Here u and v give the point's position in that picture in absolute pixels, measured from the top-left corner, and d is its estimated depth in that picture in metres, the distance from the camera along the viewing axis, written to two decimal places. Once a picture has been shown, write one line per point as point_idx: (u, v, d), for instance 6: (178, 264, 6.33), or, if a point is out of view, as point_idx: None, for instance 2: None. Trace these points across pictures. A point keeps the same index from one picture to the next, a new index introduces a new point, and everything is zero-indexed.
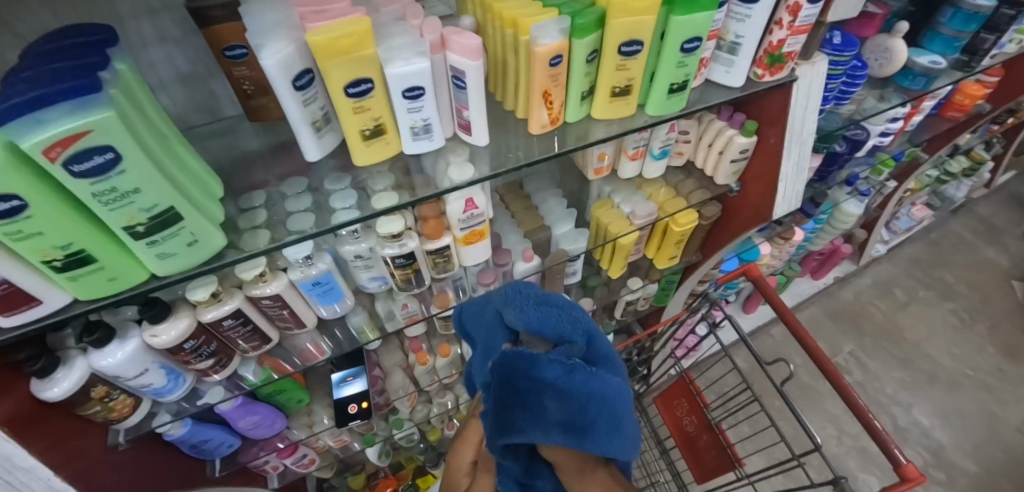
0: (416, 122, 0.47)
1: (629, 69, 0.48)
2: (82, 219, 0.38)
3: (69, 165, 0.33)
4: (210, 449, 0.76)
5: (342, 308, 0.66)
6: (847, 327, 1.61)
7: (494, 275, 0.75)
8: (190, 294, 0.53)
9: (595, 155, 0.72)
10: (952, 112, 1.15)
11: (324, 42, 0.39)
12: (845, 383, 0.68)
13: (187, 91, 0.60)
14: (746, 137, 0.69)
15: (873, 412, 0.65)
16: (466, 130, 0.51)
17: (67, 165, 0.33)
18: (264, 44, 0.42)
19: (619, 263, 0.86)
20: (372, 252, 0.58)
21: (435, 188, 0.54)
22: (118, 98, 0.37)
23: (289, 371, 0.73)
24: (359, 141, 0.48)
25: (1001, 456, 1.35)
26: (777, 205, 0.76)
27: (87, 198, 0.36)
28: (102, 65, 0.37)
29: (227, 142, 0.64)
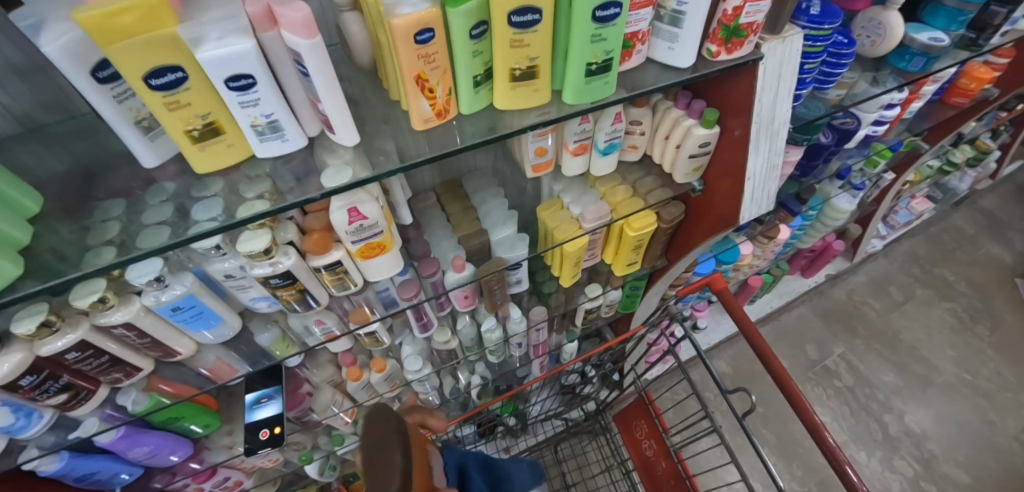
0: (255, 119, 0.38)
1: (529, 45, 0.38)
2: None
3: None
4: (105, 481, 0.67)
5: (228, 332, 0.58)
6: (838, 328, 1.51)
7: (417, 288, 0.66)
8: (13, 328, 0.43)
9: (530, 149, 0.61)
10: (956, 97, 1.03)
11: (93, 20, 0.29)
12: (802, 401, 0.58)
13: (26, 86, 0.48)
14: (706, 128, 0.59)
15: (833, 439, 0.56)
16: (329, 127, 0.42)
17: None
18: (39, 25, 0.32)
19: (569, 270, 0.76)
20: (243, 271, 0.49)
21: (306, 193, 0.44)
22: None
23: (192, 394, 0.64)
24: (189, 144, 0.39)
25: (997, 468, 1.27)
26: (744, 207, 0.65)
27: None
28: None
29: (91, 144, 0.53)
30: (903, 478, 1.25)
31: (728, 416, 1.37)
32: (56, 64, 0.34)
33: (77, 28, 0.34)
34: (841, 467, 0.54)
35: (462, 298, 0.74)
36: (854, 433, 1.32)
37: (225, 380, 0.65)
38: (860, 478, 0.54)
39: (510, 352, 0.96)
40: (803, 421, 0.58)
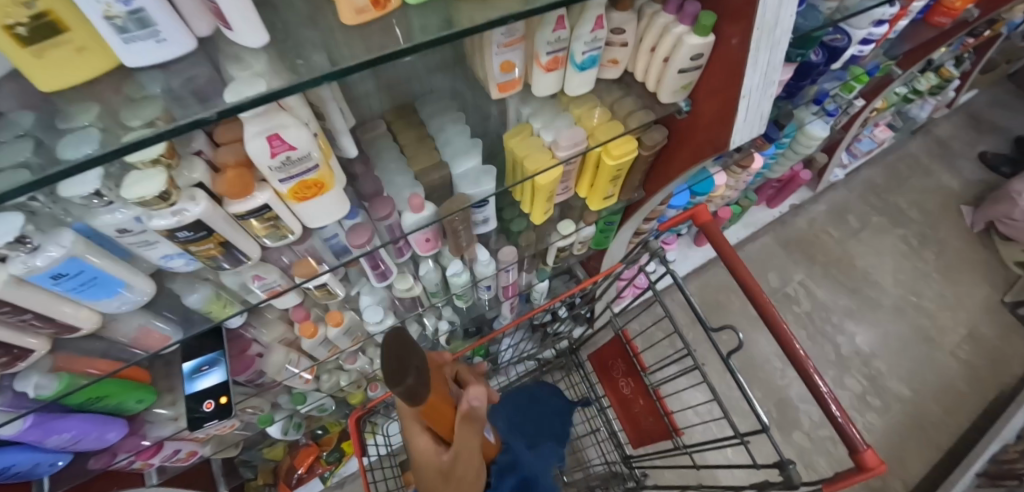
0: (110, 7, 0.26)
1: None
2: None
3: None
4: (24, 473, 0.59)
5: (142, 297, 0.48)
6: (799, 256, 1.55)
7: (370, 233, 0.57)
8: None
9: (495, 63, 0.51)
10: (939, 17, 0.98)
11: None
12: (788, 335, 0.56)
13: None
14: (700, 37, 0.50)
15: (803, 350, 0.56)
16: (222, 22, 0.31)
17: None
18: None
19: (541, 206, 0.69)
20: (141, 224, 0.39)
21: (205, 112, 0.32)
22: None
23: (116, 369, 0.55)
24: (19, 47, 0.27)
25: (933, 380, 1.38)
26: (735, 132, 0.58)
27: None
28: None
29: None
30: (852, 394, 1.35)
31: (704, 343, 1.41)
32: None
33: None
34: (825, 401, 0.53)
35: (423, 242, 0.66)
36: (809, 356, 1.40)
37: (159, 348, 0.56)
38: (828, 388, 0.53)
39: (478, 295, 0.90)
40: (789, 356, 0.56)
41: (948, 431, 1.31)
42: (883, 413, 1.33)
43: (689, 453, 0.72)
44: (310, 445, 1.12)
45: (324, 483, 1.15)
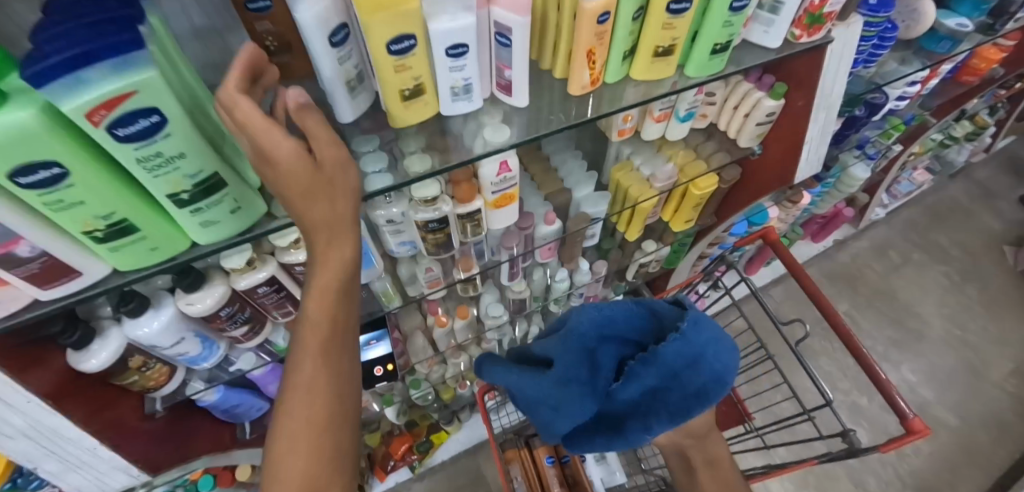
0: (457, 82, 0.46)
1: (676, 28, 0.46)
2: (122, 186, 0.36)
3: (14, 177, 0.30)
4: (241, 413, 0.77)
5: (372, 273, 0.66)
6: (843, 288, 1.66)
7: (517, 239, 0.75)
8: (226, 262, 0.52)
9: (619, 117, 0.71)
10: (967, 76, 1.13)
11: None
12: (850, 336, 0.70)
13: None
14: (774, 100, 0.69)
15: (863, 346, 0.69)
16: (506, 92, 0.49)
17: (111, 129, 0.30)
18: None
19: (637, 225, 0.88)
20: (403, 217, 0.58)
21: (468, 153, 0.53)
22: (151, 38, 0.32)
23: None
24: (399, 102, 0.46)
25: (980, 410, 1.44)
26: (799, 167, 0.76)
27: (130, 164, 0.33)
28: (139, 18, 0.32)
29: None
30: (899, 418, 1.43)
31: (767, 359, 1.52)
32: (306, 29, 0.39)
33: None
34: (883, 384, 0.67)
35: (546, 250, 0.84)
36: (857, 381, 1.49)
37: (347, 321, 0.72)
38: (885, 375, 0.67)
39: (570, 302, 1.07)
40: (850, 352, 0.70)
41: (997, 459, 1.36)
42: (931, 439, 1.39)
43: (760, 437, 0.85)
44: (405, 434, 1.28)
45: (413, 471, 1.29)
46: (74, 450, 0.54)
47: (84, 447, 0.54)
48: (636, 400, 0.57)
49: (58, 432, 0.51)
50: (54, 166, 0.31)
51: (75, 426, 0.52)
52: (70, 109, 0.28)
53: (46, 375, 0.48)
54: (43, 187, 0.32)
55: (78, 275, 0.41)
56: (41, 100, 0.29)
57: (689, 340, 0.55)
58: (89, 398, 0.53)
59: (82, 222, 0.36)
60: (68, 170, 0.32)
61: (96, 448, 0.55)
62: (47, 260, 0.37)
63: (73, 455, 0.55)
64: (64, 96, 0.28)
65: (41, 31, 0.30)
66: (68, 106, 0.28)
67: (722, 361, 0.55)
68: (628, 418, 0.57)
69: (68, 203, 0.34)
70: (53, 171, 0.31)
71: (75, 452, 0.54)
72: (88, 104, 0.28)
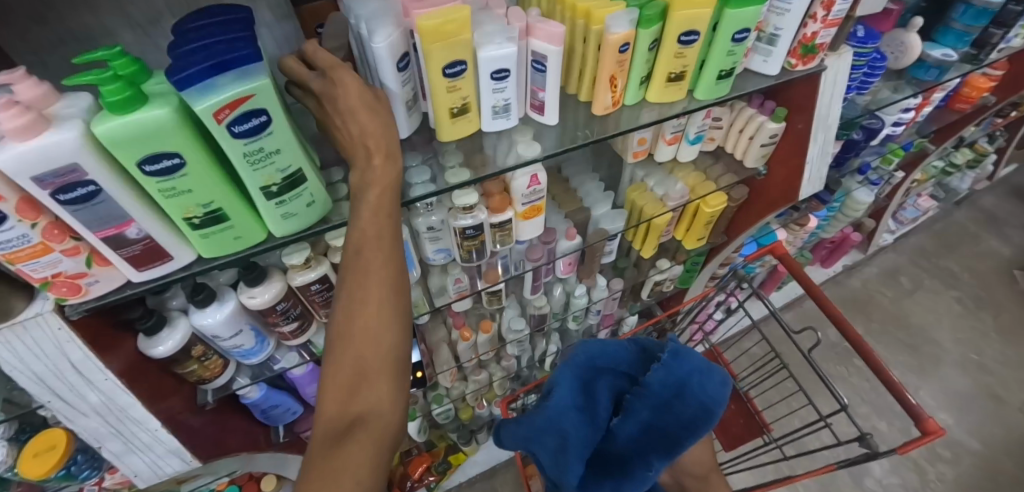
0: (497, 101, 0.53)
1: (686, 56, 0.53)
2: (223, 179, 0.44)
3: (144, 164, 0.39)
4: (277, 416, 0.81)
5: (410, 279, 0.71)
6: (855, 313, 1.67)
7: (541, 252, 0.80)
8: (286, 260, 0.58)
9: (635, 140, 0.78)
10: (960, 104, 1.19)
11: (430, 26, 0.44)
12: (864, 346, 0.74)
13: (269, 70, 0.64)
14: (776, 123, 0.75)
15: (876, 354, 0.73)
16: (539, 111, 0.56)
17: (229, 126, 0.39)
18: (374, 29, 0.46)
19: (651, 242, 0.92)
20: (443, 224, 0.64)
21: (503, 165, 0.59)
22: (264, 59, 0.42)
23: None
24: (447, 118, 0.52)
25: (1002, 435, 1.42)
26: (803, 187, 0.82)
27: (236, 157, 0.41)
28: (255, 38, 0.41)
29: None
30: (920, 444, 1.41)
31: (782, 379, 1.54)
32: (378, 57, 0.48)
33: (392, 30, 0.47)
34: (899, 391, 0.70)
35: (566, 264, 0.89)
36: (875, 405, 1.48)
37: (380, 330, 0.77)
38: (900, 380, 0.70)
39: (587, 320, 1.10)
40: (865, 361, 0.73)
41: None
42: (954, 465, 1.37)
43: (778, 448, 0.86)
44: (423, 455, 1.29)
45: None
46: (137, 430, 0.59)
47: (147, 429, 0.59)
48: (635, 437, 0.60)
49: (126, 411, 0.56)
50: (177, 156, 0.39)
51: (141, 407, 0.57)
52: (205, 107, 0.37)
53: (121, 358, 0.55)
54: (164, 175, 0.40)
55: (169, 258, 0.48)
56: (183, 105, 0.39)
57: (668, 371, 0.60)
58: (152, 382, 0.59)
59: (186, 208, 0.44)
60: (184, 161, 0.40)
61: (158, 430, 0.60)
62: (151, 241, 0.45)
63: (135, 435, 0.59)
64: (203, 98, 0.37)
65: (180, 47, 0.39)
66: (205, 105, 0.37)
67: (700, 388, 0.59)
68: (631, 459, 0.59)
69: (180, 190, 0.42)
70: (175, 160, 0.40)
71: (138, 431, 0.59)
72: (218, 104, 0.37)
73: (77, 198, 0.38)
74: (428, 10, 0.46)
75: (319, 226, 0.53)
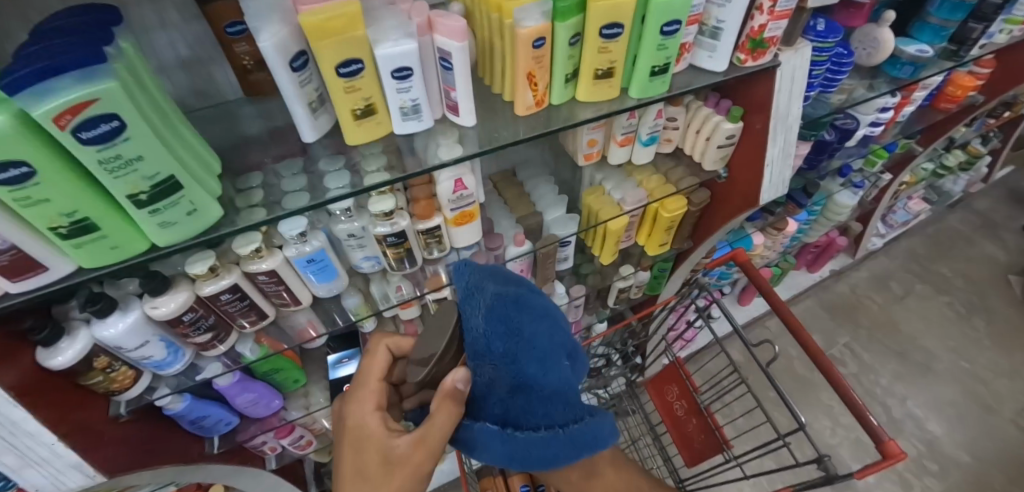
0: (404, 102, 0.49)
1: (611, 52, 0.49)
2: (87, 188, 0.40)
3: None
4: (209, 426, 0.77)
5: (337, 288, 0.67)
6: (842, 319, 1.62)
7: (485, 258, 0.77)
8: (189, 268, 0.55)
9: (584, 140, 0.74)
10: (945, 103, 1.14)
11: (314, 23, 0.40)
12: (827, 363, 0.69)
13: (185, 73, 0.61)
14: (732, 123, 0.71)
15: (839, 371, 0.68)
16: (453, 111, 0.52)
17: (75, 132, 0.35)
18: (261, 27, 0.43)
19: (610, 248, 0.87)
20: (364, 231, 0.60)
21: (423, 166, 0.55)
22: (116, 60, 0.39)
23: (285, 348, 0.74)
24: (351, 120, 0.49)
25: (993, 447, 1.37)
26: (763, 190, 0.77)
27: (90, 165, 0.38)
28: (106, 41, 0.39)
29: (224, 128, 0.64)
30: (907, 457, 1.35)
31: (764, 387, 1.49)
32: (266, 57, 0.44)
33: (282, 29, 0.44)
34: (862, 413, 0.65)
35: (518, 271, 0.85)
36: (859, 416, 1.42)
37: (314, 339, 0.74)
38: (862, 400, 0.66)
39: None
40: (826, 376, 0.69)
41: None
42: (942, 478, 1.32)
43: (739, 467, 0.81)
44: None
45: None
46: (34, 444, 0.52)
47: (43, 443, 0.53)
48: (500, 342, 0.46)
49: (17, 424, 0.50)
50: (23, 165, 0.36)
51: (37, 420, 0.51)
52: (39, 113, 0.33)
53: (16, 370, 0.50)
54: (13, 184, 0.36)
55: (44, 270, 0.44)
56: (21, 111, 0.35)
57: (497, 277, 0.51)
58: (52, 395, 0.54)
59: (49, 219, 0.40)
60: (34, 170, 0.36)
61: (55, 444, 0.54)
62: (18, 253, 0.41)
63: (32, 450, 0.53)
64: (36, 103, 0.33)
65: (35, 45, 0.37)
66: (38, 110, 0.33)
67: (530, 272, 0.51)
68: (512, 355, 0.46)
69: (36, 200, 0.38)
70: (22, 170, 0.36)
71: (35, 446, 0.53)
72: (56, 110, 0.34)
73: None
74: (315, 5, 0.42)
75: (209, 234, 0.50)
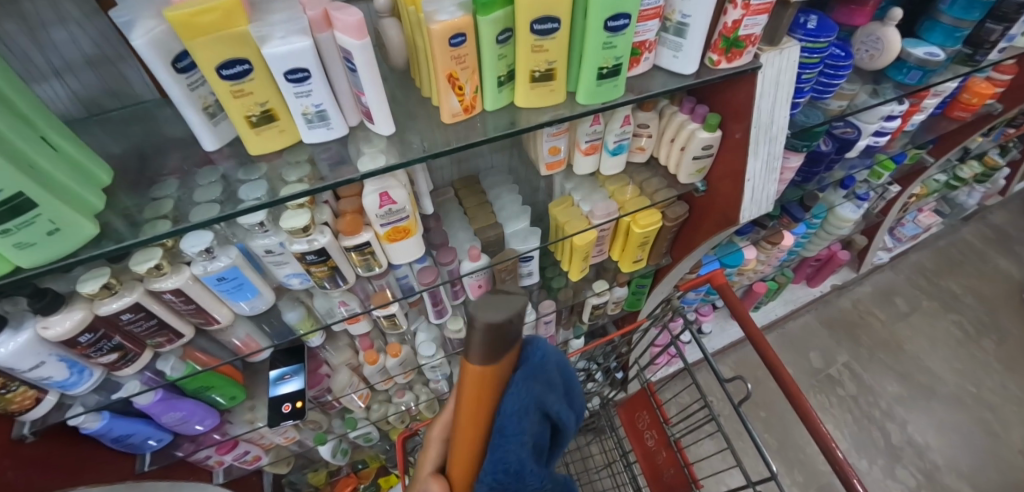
0: (306, 108, 0.42)
1: (548, 50, 0.42)
2: None
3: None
4: (137, 444, 0.72)
5: (263, 306, 0.61)
6: (843, 337, 1.52)
7: (435, 274, 0.70)
8: (80, 287, 0.49)
9: (545, 148, 0.66)
10: (958, 111, 1.04)
11: (181, 17, 0.34)
12: (806, 407, 0.61)
13: (93, 71, 0.55)
14: (709, 132, 0.64)
15: (819, 417, 0.60)
16: (368, 117, 0.46)
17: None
18: (132, 21, 0.37)
19: (577, 264, 0.80)
20: (283, 247, 0.54)
21: (338, 176, 0.48)
22: None
23: (216, 364, 0.68)
24: (247, 128, 0.43)
25: (1000, 480, 1.27)
26: (744, 208, 0.69)
27: None
28: None
29: (140, 131, 0.58)
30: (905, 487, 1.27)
31: (756, 406, 1.41)
32: (142, 56, 0.38)
33: (161, 24, 0.38)
34: (841, 468, 0.57)
35: (475, 287, 0.78)
36: (856, 441, 1.34)
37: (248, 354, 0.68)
38: (843, 452, 0.57)
39: None
40: (804, 424, 0.60)
41: None
42: None
43: None
44: (350, 476, 1.20)
45: None
46: None
47: None
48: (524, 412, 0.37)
49: None
50: None
51: None
52: None
53: None
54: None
55: None
56: None
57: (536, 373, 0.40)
58: None
59: None
60: None
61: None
62: None
63: None
64: None
65: None
66: None
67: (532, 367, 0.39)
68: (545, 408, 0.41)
69: None
70: None
71: None
72: None
73: None
74: None
75: (83, 252, 0.45)
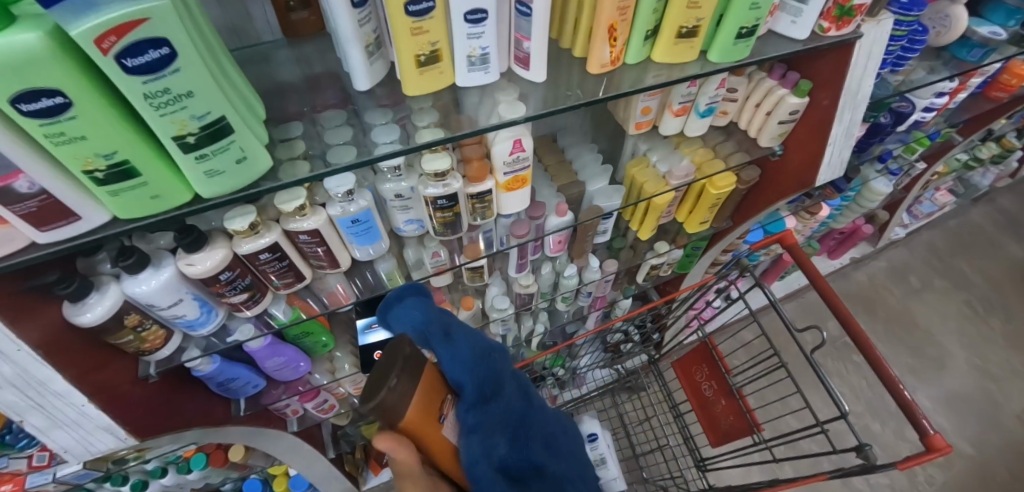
0: (473, 50, 0.45)
1: (701, 7, 0.45)
2: (128, 126, 0.36)
3: (16, 103, 0.30)
4: (236, 389, 0.76)
5: (376, 252, 0.65)
6: (858, 309, 1.61)
7: (527, 227, 0.74)
8: (229, 224, 0.51)
9: (638, 108, 0.70)
10: (997, 92, 1.10)
11: None
12: (877, 356, 0.67)
13: (221, 8, 0.56)
14: (798, 98, 0.67)
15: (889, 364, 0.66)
16: (524, 65, 0.50)
17: (119, 58, 0.31)
18: None
19: (650, 224, 0.86)
20: (412, 192, 0.57)
21: (474, 125, 0.51)
22: None
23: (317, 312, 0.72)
24: (413, 68, 0.45)
25: (998, 442, 1.39)
26: (821, 172, 0.74)
27: (135, 98, 0.33)
28: None
29: (260, 70, 0.59)
30: (912, 446, 1.37)
31: (801, 359, 1.53)
32: None
33: None
34: (910, 407, 0.63)
35: (555, 243, 0.82)
36: (870, 405, 1.44)
37: (344, 304, 0.72)
38: (911, 395, 0.63)
39: (577, 301, 1.05)
40: (876, 371, 0.67)
41: None
42: (946, 470, 1.34)
43: (767, 449, 0.81)
44: None
45: None
46: (61, 405, 0.51)
47: (72, 404, 0.52)
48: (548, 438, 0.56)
49: (45, 385, 0.49)
50: (59, 95, 0.31)
51: (64, 381, 0.49)
52: (83, 33, 0.28)
53: (39, 326, 0.47)
54: (46, 116, 0.32)
55: (77, 219, 0.40)
56: (55, 27, 0.30)
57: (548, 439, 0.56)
58: (80, 355, 0.52)
59: (83, 160, 0.36)
60: (72, 101, 0.32)
61: (85, 406, 0.53)
62: (47, 198, 0.37)
63: (58, 410, 0.52)
64: (77, 20, 0.28)
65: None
66: (81, 30, 0.28)
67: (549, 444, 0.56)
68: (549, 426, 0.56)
69: (70, 137, 0.34)
70: (57, 100, 0.31)
71: (62, 406, 0.52)
72: (101, 29, 0.29)
73: (41, 110, 0.31)
74: None
75: (257, 185, 0.46)
